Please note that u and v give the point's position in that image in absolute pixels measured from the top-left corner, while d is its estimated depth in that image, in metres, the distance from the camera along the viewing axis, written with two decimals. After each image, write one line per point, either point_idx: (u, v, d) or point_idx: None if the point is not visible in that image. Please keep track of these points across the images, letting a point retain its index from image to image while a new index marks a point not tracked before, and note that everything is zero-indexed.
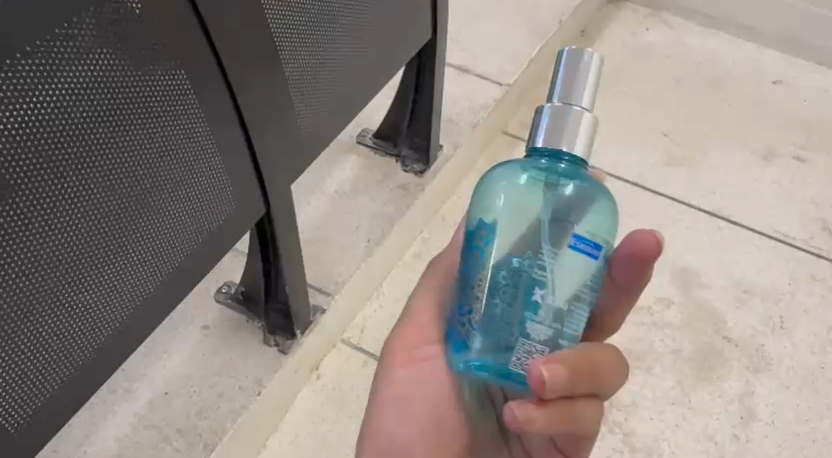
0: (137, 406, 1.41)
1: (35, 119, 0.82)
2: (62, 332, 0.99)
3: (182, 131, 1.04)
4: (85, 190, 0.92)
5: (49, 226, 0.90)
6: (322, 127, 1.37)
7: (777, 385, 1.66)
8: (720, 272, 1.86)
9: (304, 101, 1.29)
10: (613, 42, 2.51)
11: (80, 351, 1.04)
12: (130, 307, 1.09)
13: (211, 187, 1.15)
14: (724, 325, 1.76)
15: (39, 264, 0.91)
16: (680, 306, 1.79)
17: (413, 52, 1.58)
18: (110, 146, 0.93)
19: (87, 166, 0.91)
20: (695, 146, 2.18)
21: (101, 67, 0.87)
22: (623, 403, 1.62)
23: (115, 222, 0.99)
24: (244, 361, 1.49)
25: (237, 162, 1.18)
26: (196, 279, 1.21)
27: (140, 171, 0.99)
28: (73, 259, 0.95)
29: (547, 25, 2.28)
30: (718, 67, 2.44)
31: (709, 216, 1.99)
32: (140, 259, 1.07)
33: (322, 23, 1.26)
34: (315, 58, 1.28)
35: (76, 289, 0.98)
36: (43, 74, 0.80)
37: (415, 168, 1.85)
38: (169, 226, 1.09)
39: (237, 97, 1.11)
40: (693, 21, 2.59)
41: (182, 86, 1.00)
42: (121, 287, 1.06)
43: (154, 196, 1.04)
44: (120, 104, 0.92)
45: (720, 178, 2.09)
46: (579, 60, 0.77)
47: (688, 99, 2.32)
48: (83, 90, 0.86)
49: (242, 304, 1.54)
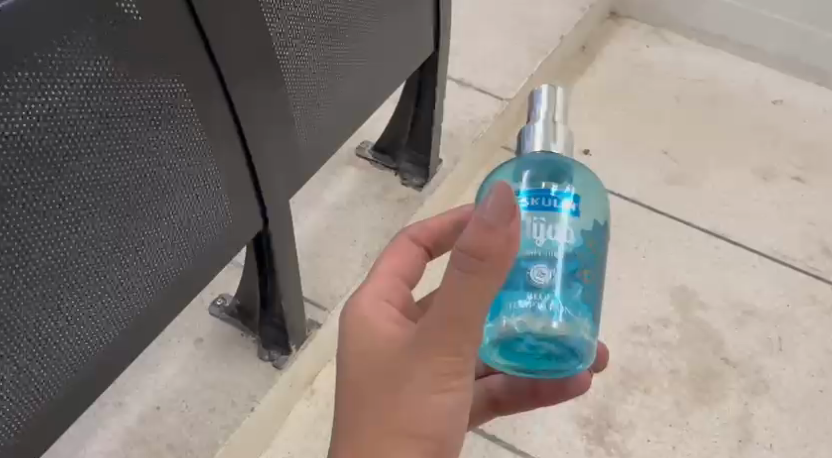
0: (128, 420, 1.38)
1: (36, 131, 0.80)
2: (56, 350, 0.97)
3: (183, 144, 1.02)
4: (78, 203, 0.90)
5: (42, 239, 0.87)
6: (321, 142, 1.36)
7: (775, 408, 1.64)
8: (719, 292, 1.85)
9: (311, 107, 1.29)
10: (613, 58, 2.51)
11: (70, 368, 1.01)
12: (122, 323, 1.07)
13: (207, 200, 1.12)
14: (722, 345, 1.74)
15: (34, 277, 0.89)
16: (678, 326, 1.77)
17: (415, 67, 1.57)
18: (105, 158, 0.91)
19: (85, 182, 0.89)
20: (694, 164, 2.17)
21: (98, 76, 0.85)
22: (620, 424, 1.60)
23: (108, 236, 0.97)
24: (237, 376, 1.46)
25: (235, 175, 1.16)
26: (189, 293, 1.19)
27: (134, 184, 0.97)
28: (64, 274, 0.93)
29: (548, 40, 2.27)
30: (717, 85, 2.44)
31: (708, 235, 1.98)
32: (138, 273, 1.05)
33: (336, 24, 1.27)
34: (318, 71, 1.27)
35: (67, 304, 0.95)
36: (44, 83, 0.79)
37: (414, 182, 1.84)
38: (167, 239, 1.08)
39: (236, 108, 1.09)
40: (692, 39, 2.60)
41: (180, 96, 0.98)
42: (113, 302, 1.03)
43: (148, 209, 1.02)
44: (117, 115, 0.90)
45: (719, 197, 2.09)
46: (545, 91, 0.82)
47: (688, 116, 2.32)
48: (80, 100, 0.84)
49: (237, 317, 1.53)
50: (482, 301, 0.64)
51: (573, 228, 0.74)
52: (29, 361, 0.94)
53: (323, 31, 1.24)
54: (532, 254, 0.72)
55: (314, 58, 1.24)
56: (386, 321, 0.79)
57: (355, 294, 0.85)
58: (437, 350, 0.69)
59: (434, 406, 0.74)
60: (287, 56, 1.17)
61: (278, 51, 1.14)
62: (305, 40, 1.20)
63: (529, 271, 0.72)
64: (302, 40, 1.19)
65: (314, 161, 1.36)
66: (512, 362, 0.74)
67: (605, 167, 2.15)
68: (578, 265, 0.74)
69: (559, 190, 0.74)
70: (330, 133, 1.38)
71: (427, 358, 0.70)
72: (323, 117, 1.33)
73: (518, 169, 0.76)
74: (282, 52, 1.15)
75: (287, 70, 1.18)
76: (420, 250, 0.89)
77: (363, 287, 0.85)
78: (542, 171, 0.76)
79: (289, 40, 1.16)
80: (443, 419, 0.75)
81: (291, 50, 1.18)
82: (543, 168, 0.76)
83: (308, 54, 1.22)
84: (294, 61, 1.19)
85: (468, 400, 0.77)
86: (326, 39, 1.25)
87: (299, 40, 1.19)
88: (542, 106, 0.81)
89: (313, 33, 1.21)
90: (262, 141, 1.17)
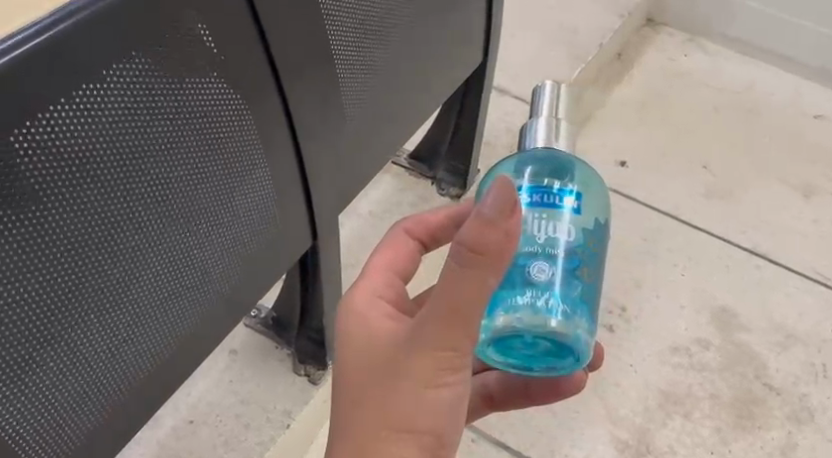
0: (161, 434, 1.35)
1: (92, 142, 0.79)
2: (108, 367, 0.94)
3: (231, 158, 1.00)
4: (131, 212, 0.88)
5: (96, 250, 0.85)
6: (367, 144, 1.30)
7: (820, 438, 1.60)
8: (761, 314, 1.80)
9: (369, 108, 1.27)
10: (649, 66, 2.46)
11: (120, 387, 0.98)
12: (171, 341, 1.03)
13: (255, 215, 1.10)
14: (764, 370, 1.70)
15: (87, 291, 0.86)
16: (719, 349, 1.73)
17: (463, 76, 1.54)
18: (158, 167, 0.89)
19: (138, 196, 0.88)
20: (734, 179, 2.12)
21: (151, 82, 0.84)
22: (660, 449, 1.56)
23: (159, 248, 0.94)
24: (272, 390, 1.42)
25: (284, 189, 1.13)
26: (236, 312, 1.16)
27: (184, 195, 0.95)
28: (116, 286, 0.90)
29: (586, 47, 2.22)
30: (757, 97, 2.38)
31: (750, 254, 1.93)
32: (187, 289, 1.03)
33: (400, 26, 1.27)
34: (369, 65, 1.23)
35: (118, 319, 0.93)
36: (101, 87, 0.77)
37: (452, 192, 1.79)
38: (215, 257, 1.06)
39: (290, 112, 1.06)
40: (731, 48, 2.54)
41: (232, 106, 0.96)
42: (163, 319, 1.00)
43: (198, 220, 0.99)
44: (169, 122, 0.88)
45: (760, 214, 2.04)
46: (545, 98, 0.86)
47: (727, 129, 2.27)
48: (133, 107, 0.82)
49: (273, 328, 1.49)
50: (483, 286, 0.57)
51: (575, 226, 0.73)
52: (85, 391, 0.92)
53: (388, 26, 1.24)
54: (534, 249, 0.71)
55: (377, 52, 1.24)
56: (383, 320, 0.70)
57: (345, 296, 0.74)
58: (438, 344, 0.61)
59: (428, 408, 0.65)
60: (351, 48, 1.17)
61: (346, 38, 1.15)
62: (372, 31, 1.20)
63: (528, 266, 0.70)
64: (369, 30, 1.19)
65: (365, 168, 1.33)
66: (515, 361, 0.73)
67: (643, 179, 2.10)
68: (578, 264, 0.72)
69: (560, 188, 0.73)
70: (382, 144, 1.35)
71: (424, 349, 0.62)
72: (379, 118, 1.31)
73: (517, 167, 0.76)
74: (347, 42, 1.15)
75: (350, 63, 1.17)
76: (415, 244, 0.77)
77: (355, 284, 0.74)
78: (541, 170, 0.75)
79: (355, 29, 1.16)
80: (438, 424, 0.67)
81: (356, 40, 1.17)
82: (543, 166, 0.76)
83: (372, 46, 1.22)
84: (359, 51, 1.19)
85: (465, 397, 0.68)
86: (390, 35, 1.25)
87: (365, 31, 1.19)
88: (543, 109, 0.84)
89: (380, 25, 1.22)
90: (321, 136, 1.16)
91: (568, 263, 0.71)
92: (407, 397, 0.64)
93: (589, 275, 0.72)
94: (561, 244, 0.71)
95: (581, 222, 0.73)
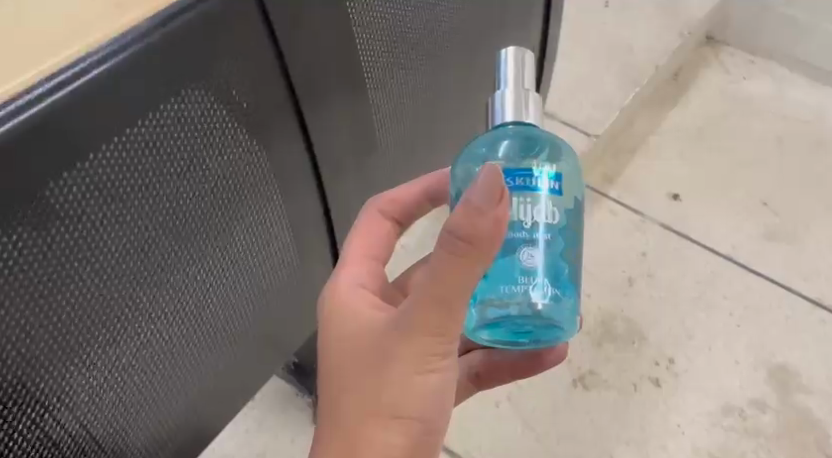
0: None
1: (97, 211, 0.75)
2: (122, 431, 0.91)
3: (256, 211, 0.96)
4: (144, 278, 0.83)
5: (105, 321, 0.81)
6: (391, 156, 1.23)
7: None
8: (824, 374, 1.66)
9: (405, 102, 1.20)
10: (707, 89, 2.30)
11: (138, 448, 0.94)
12: (191, 396, 0.99)
13: (277, 258, 1.05)
14: (826, 439, 1.56)
15: (96, 363, 0.82)
16: (776, 412, 1.59)
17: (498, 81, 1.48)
18: (173, 228, 0.84)
19: (153, 261, 0.83)
20: (797, 218, 1.96)
21: (163, 139, 0.79)
22: None
23: (177, 308, 0.90)
24: (292, 442, 1.33)
25: (306, 228, 1.08)
26: (260, 358, 1.11)
27: (202, 251, 0.90)
28: (130, 353, 0.86)
29: (641, 70, 2.08)
30: (824, 126, 2.21)
31: (812, 305, 1.78)
32: (208, 344, 0.98)
33: (448, 15, 1.20)
34: (398, 71, 1.14)
35: (133, 384, 0.89)
36: (106, 155, 0.73)
37: None
38: (240, 310, 1.02)
39: (310, 137, 0.99)
40: (796, 71, 2.36)
41: (251, 151, 0.91)
42: (183, 377, 0.96)
43: (219, 274, 0.95)
44: (183, 178, 0.83)
45: (825, 259, 1.88)
46: (518, 55, 0.78)
47: (790, 161, 2.10)
48: (142, 169, 0.78)
49: (296, 376, 1.38)
50: (470, 278, 0.65)
51: (558, 209, 0.73)
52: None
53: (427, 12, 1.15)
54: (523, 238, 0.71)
55: (414, 36, 1.14)
56: (365, 310, 0.77)
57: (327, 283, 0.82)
58: (410, 335, 0.69)
59: (415, 395, 0.73)
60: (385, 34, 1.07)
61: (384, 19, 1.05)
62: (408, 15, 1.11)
63: (518, 256, 0.71)
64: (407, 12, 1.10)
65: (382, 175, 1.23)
66: (499, 335, 0.75)
67: (697, 215, 1.96)
68: (563, 245, 0.74)
69: (539, 168, 0.72)
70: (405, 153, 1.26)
71: (404, 343, 0.70)
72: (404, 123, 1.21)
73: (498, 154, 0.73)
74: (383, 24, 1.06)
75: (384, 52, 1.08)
76: (388, 225, 0.88)
77: (339, 271, 0.84)
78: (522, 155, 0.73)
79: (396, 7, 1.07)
80: (417, 415, 0.74)
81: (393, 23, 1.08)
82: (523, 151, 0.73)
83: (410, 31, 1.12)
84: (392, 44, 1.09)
85: (449, 391, 0.76)
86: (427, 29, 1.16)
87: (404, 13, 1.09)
88: (513, 77, 0.77)
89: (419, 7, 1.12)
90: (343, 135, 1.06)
91: (549, 242, 0.72)
92: (395, 384, 0.72)
93: (565, 251, 0.74)
94: (543, 224, 0.72)
95: (559, 197, 0.73)
